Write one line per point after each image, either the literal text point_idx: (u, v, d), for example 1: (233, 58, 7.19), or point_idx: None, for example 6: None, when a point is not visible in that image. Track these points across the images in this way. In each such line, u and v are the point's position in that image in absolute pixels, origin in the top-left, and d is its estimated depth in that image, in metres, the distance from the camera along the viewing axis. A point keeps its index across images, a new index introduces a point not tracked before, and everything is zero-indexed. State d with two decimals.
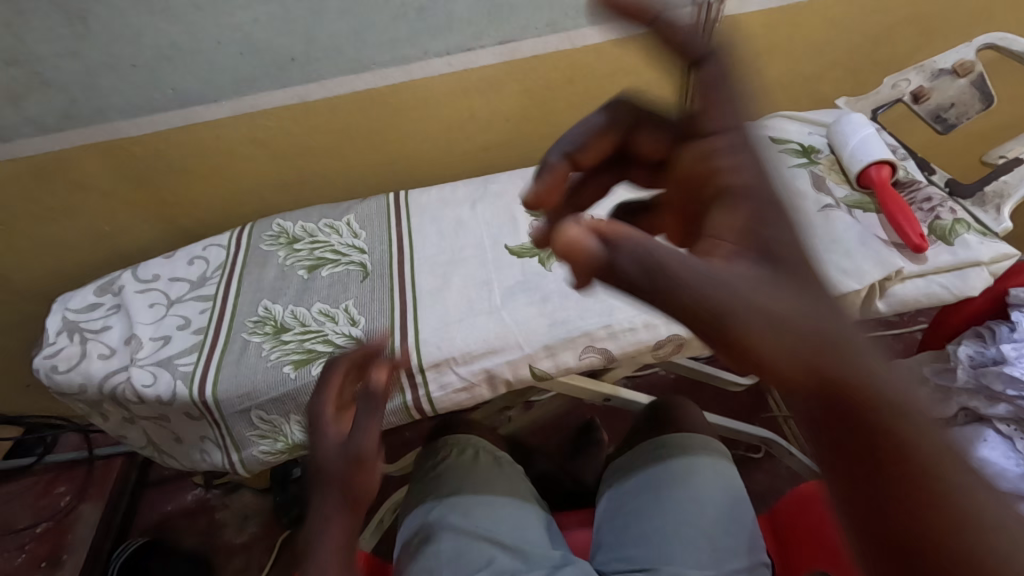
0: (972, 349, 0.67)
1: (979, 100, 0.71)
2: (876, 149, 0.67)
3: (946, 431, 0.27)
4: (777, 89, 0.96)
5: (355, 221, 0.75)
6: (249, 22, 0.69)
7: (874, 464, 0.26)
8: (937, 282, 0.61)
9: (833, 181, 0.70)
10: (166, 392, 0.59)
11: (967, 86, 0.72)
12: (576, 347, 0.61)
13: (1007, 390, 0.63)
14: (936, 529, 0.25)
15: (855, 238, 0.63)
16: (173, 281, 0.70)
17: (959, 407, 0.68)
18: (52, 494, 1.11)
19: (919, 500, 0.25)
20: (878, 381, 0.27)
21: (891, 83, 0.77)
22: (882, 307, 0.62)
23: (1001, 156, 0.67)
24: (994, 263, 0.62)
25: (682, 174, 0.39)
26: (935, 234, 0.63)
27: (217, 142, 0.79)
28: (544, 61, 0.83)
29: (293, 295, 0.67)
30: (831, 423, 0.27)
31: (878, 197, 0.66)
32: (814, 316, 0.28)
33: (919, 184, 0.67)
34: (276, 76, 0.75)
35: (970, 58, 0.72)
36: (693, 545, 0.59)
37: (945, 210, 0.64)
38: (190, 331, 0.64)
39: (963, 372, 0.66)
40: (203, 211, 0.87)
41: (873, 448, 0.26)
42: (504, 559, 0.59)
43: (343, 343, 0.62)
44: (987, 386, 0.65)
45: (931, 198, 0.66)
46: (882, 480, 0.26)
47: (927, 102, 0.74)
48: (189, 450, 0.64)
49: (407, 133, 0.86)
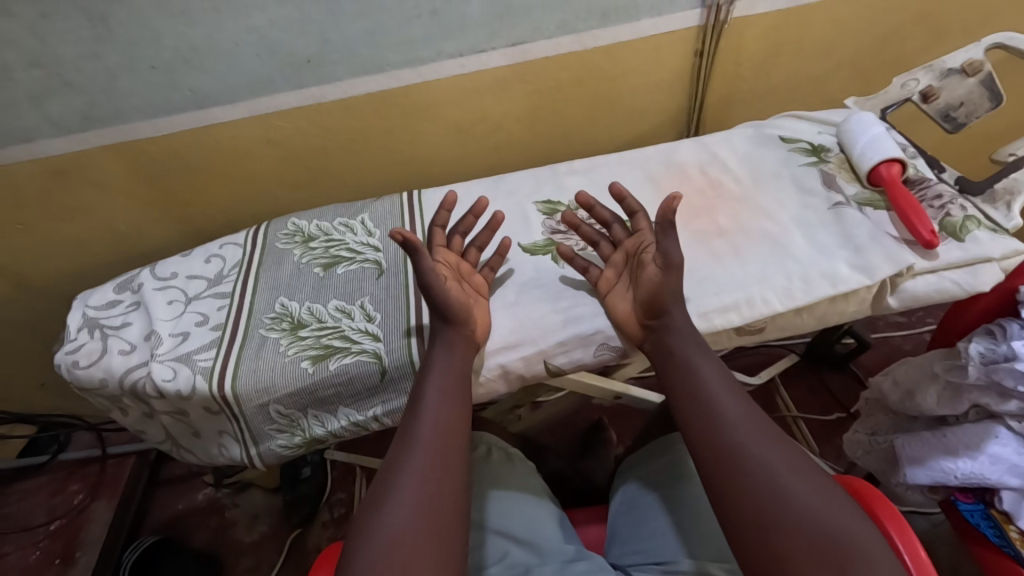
0: (983, 346, 0.66)
1: (988, 100, 0.72)
2: (887, 147, 0.67)
3: (792, 492, 0.47)
4: (785, 89, 0.97)
5: (369, 220, 0.77)
6: (267, 24, 0.71)
7: (746, 499, 0.48)
8: (948, 278, 0.61)
9: (844, 180, 0.70)
10: (186, 387, 0.61)
11: (976, 85, 0.72)
12: (591, 345, 0.62)
13: (1018, 386, 0.62)
14: (773, 541, 0.45)
15: (866, 234, 0.63)
16: (191, 279, 0.72)
17: (971, 405, 0.68)
18: (65, 492, 1.14)
19: (766, 524, 0.46)
20: (755, 458, 0.49)
21: (900, 83, 0.77)
22: (893, 303, 0.62)
23: (1011, 153, 0.68)
24: (1004, 260, 0.61)
25: (650, 290, 0.59)
26: (947, 230, 0.63)
27: (233, 143, 0.82)
28: (554, 62, 0.84)
29: (309, 293, 0.69)
30: (726, 474, 0.49)
31: (888, 195, 0.66)
32: (721, 411, 0.53)
33: (929, 182, 0.67)
34: (292, 77, 0.77)
35: (979, 58, 0.72)
36: (707, 539, 0.60)
37: (955, 207, 0.64)
38: (208, 327, 0.66)
39: (973, 370, 0.65)
40: (218, 211, 0.90)
41: (748, 491, 0.48)
42: (518, 553, 0.60)
43: (359, 338, 0.63)
44: (998, 383, 0.64)
45: (941, 195, 0.66)
46: (750, 511, 0.47)
47: (937, 101, 0.75)
48: (207, 444, 0.66)
49: (420, 134, 0.88)
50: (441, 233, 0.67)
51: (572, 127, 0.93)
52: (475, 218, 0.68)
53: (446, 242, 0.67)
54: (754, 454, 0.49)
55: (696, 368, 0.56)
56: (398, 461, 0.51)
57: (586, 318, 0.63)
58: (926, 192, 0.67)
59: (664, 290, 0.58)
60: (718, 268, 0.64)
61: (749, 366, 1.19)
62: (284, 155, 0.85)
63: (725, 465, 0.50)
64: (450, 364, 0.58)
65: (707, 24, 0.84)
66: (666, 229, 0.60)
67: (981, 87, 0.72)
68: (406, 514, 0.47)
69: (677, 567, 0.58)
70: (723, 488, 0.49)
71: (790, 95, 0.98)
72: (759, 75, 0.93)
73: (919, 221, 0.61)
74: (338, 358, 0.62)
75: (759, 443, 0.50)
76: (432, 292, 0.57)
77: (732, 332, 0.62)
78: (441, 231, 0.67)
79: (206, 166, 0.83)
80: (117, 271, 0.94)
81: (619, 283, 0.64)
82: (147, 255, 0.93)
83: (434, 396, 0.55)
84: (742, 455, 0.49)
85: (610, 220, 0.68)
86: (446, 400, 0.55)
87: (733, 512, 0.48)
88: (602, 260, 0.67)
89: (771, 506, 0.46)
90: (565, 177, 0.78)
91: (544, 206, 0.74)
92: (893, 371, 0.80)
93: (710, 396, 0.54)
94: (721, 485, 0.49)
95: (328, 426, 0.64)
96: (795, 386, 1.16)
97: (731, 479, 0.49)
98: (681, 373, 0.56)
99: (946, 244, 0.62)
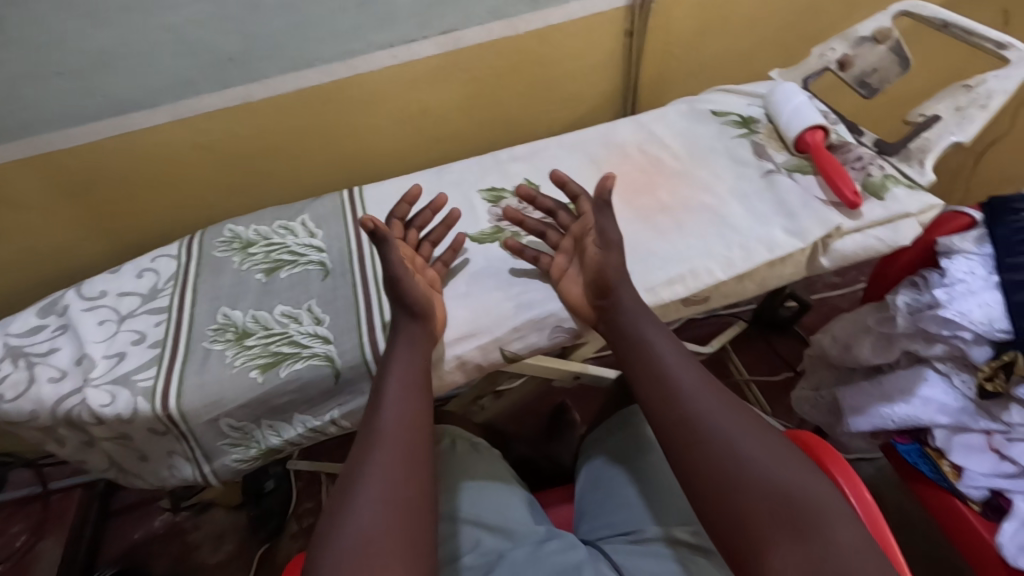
0: (909, 298, 0.71)
1: (898, 65, 0.75)
2: (809, 114, 0.70)
3: (751, 456, 0.49)
4: (715, 65, 0.99)
5: (310, 220, 0.74)
6: (184, 22, 0.67)
7: (709, 469, 0.49)
8: (873, 235, 0.64)
9: (774, 149, 0.73)
10: (126, 410, 0.58)
11: (886, 52, 0.76)
12: (545, 328, 0.63)
13: (943, 331, 0.66)
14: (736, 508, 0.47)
15: (797, 199, 0.67)
16: (123, 296, 0.68)
17: (902, 352, 0.73)
18: (7, 534, 1.07)
19: (727, 489, 0.48)
20: (712, 427, 0.51)
21: (818, 53, 0.80)
22: (825, 262, 0.65)
23: (920, 114, 0.72)
24: (922, 214, 0.65)
25: (599, 269, 0.60)
26: (869, 190, 0.66)
27: (157, 149, 0.77)
28: (488, 49, 0.83)
29: (252, 300, 0.66)
30: (688, 447, 0.51)
31: (814, 161, 0.69)
32: (677, 384, 0.54)
33: (850, 146, 0.71)
34: (216, 77, 0.73)
35: (886, 27, 0.77)
36: (674, 504, 0.62)
37: (875, 167, 0.68)
38: (146, 345, 0.63)
39: (902, 319, 0.70)
40: (148, 221, 0.85)
41: (710, 462, 0.49)
42: (490, 539, 0.61)
43: (309, 342, 0.62)
44: (924, 329, 0.69)
45: (861, 157, 0.69)
46: (712, 481, 0.48)
47: (852, 68, 0.78)
48: (156, 467, 0.63)
49: (357, 129, 0.85)
50: (399, 224, 0.66)
51: (512, 114, 0.93)
52: (432, 212, 0.68)
53: (402, 235, 0.66)
54: (709, 423, 0.51)
55: (650, 344, 0.57)
56: (362, 465, 0.50)
57: (539, 302, 0.64)
58: (851, 155, 0.70)
59: (608, 269, 0.60)
60: (662, 241, 0.65)
61: (700, 336, 1.23)
62: (214, 158, 0.81)
63: (687, 439, 0.51)
64: (410, 362, 0.57)
65: (635, 4, 0.85)
66: (600, 208, 0.62)
67: (892, 53, 0.76)
68: (369, 518, 0.46)
69: (649, 533, 0.60)
70: (682, 457, 0.51)
71: (720, 70, 1.01)
72: (690, 52, 0.96)
73: (842, 183, 0.65)
74: (288, 365, 0.60)
75: (714, 412, 0.52)
76: (397, 286, 0.57)
77: (680, 305, 0.63)
78: (399, 223, 0.66)
79: (131, 174, 0.79)
80: (39, 294, 0.88)
81: (569, 266, 0.65)
82: (71, 274, 0.87)
83: (395, 398, 0.54)
84: (701, 427, 0.51)
85: (554, 208, 0.68)
86: (408, 401, 0.54)
87: (696, 482, 0.49)
88: (551, 247, 0.67)
89: (731, 472, 0.48)
90: (508, 164, 0.77)
91: (488, 194, 0.74)
92: (831, 328, 0.84)
93: (667, 371, 0.55)
94: (682, 456, 0.51)
95: (284, 435, 0.62)
96: (745, 351, 1.21)
97: (691, 449, 0.50)
98: (634, 349, 0.58)
99: (870, 207, 0.65)
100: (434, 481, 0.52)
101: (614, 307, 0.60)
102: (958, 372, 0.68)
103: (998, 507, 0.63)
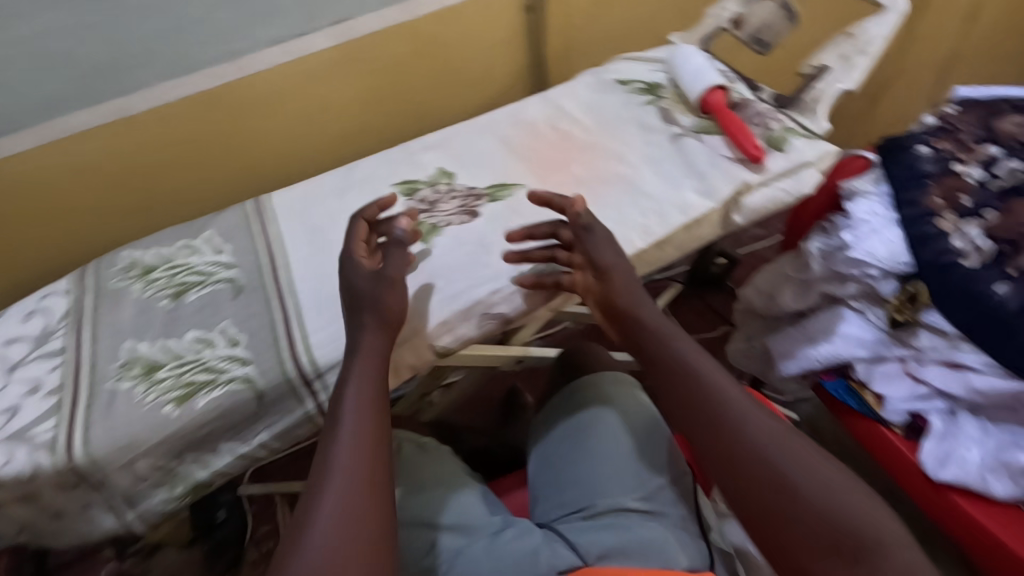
0: (822, 242, 0.74)
1: (786, 20, 0.78)
2: (709, 77, 0.72)
3: (760, 426, 0.48)
4: (618, 34, 1.00)
5: (216, 236, 0.70)
6: (35, 34, 0.61)
7: (719, 441, 0.48)
8: (779, 187, 0.67)
9: (680, 112, 0.74)
10: (27, 468, 0.53)
11: (775, 7, 0.78)
12: (473, 317, 0.61)
13: (853, 271, 0.70)
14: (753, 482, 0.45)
15: (705, 159, 0.68)
16: (10, 344, 0.62)
17: (821, 295, 0.76)
18: None
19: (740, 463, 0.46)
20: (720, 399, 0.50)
21: (712, 15, 0.82)
22: (740, 219, 0.66)
23: (810, 65, 0.74)
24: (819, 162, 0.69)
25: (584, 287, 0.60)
26: (770, 144, 0.69)
27: (30, 178, 0.70)
28: (385, 36, 0.80)
29: (159, 329, 0.61)
30: (697, 419, 0.49)
31: (718, 121, 0.71)
32: (678, 355, 0.53)
33: (749, 103, 0.73)
34: (84, 91, 0.67)
35: None
36: (621, 473, 0.63)
37: (773, 121, 0.71)
38: (42, 394, 0.57)
39: (817, 264, 0.74)
40: (34, 258, 0.77)
41: (721, 433, 0.48)
42: (445, 539, 0.60)
43: (226, 366, 0.58)
44: (838, 271, 0.72)
45: (760, 113, 0.71)
46: (725, 454, 0.47)
47: (746, 27, 0.80)
48: (72, 525, 0.58)
49: (257, 133, 0.80)
50: (365, 225, 0.61)
51: (422, 102, 0.90)
52: (378, 207, 0.62)
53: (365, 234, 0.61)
54: (757, 436, 0.47)
55: (677, 353, 0.53)
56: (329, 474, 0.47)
57: (463, 292, 0.62)
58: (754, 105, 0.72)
59: (614, 290, 0.58)
60: None
61: None
62: (99, 180, 0.74)
63: (697, 411, 0.50)
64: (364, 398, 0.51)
65: None
66: (584, 233, 0.60)
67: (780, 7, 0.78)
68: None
69: (600, 507, 0.60)
70: (735, 472, 0.47)
71: (624, 39, 1.01)
72: (591, 22, 0.96)
73: (747, 138, 0.68)
74: (205, 394, 0.56)
75: (753, 425, 0.48)
76: (385, 276, 0.56)
77: None
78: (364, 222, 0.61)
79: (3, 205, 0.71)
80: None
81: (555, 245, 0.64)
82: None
83: (346, 441, 0.48)
84: (711, 400, 0.50)
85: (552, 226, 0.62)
86: (363, 435, 0.49)
87: (710, 453, 0.48)
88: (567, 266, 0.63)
89: (745, 445, 0.47)
90: (420, 154, 0.75)
91: (403, 187, 0.71)
92: (756, 281, 0.87)
93: (667, 343, 0.54)
94: (694, 428, 0.49)
95: (212, 466, 0.58)
96: (682, 312, 1.25)
97: (703, 422, 0.49)
98: (659, 360, 0.54)
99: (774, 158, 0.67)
100: (395, 518, 0.47)
101: (634, 317, 0.57)
102: (872, 308, 0.71)
103: (917, 428, 0.67)
